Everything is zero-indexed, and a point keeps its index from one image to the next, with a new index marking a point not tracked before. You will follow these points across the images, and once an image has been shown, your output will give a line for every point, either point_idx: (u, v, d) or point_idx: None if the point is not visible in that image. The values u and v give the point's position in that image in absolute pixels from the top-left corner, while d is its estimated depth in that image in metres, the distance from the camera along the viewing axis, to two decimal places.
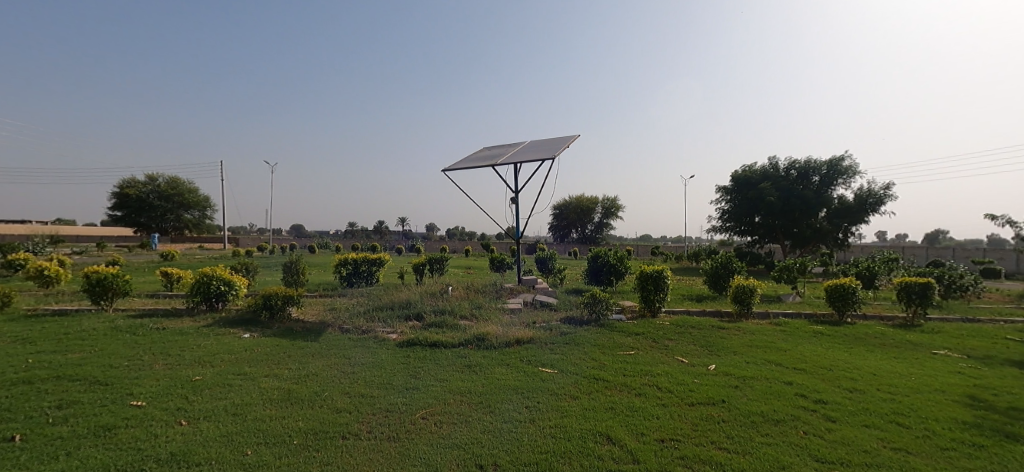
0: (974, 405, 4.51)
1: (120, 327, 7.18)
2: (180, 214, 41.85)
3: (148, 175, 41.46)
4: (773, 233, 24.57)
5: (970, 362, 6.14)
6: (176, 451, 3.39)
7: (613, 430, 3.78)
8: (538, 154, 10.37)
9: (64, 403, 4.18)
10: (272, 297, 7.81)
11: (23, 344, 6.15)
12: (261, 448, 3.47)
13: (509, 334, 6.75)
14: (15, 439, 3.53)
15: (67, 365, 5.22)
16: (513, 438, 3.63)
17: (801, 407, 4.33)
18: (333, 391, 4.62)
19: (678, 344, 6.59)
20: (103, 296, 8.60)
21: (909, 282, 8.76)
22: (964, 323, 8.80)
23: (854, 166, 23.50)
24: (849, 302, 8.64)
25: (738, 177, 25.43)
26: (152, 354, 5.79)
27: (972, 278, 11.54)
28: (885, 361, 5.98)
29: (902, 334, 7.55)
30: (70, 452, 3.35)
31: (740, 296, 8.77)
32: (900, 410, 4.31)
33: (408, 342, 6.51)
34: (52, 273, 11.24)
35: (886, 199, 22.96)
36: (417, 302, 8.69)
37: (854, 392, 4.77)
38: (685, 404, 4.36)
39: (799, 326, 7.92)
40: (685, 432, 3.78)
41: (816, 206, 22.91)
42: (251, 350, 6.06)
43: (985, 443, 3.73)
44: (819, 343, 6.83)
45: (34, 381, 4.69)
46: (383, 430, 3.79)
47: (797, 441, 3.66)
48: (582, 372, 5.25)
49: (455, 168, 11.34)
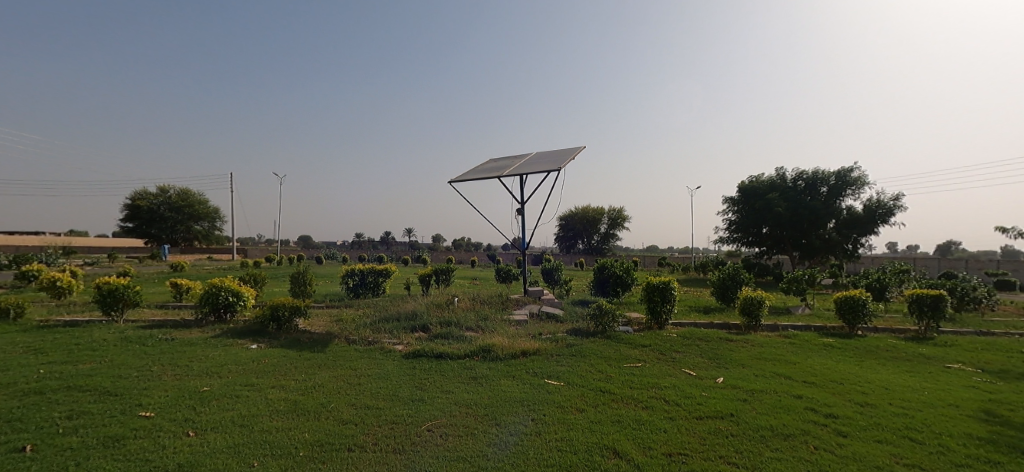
0: (989, 421, 4.42)
1: (130, 338, 7.24)
2: (190, 226, 42.41)
3: (160, 187, 42.05)
4: (782, 244, 24.47)
5: (985, 377, 6.02)
6: (184, 462, 3.42)
7: (620, 443, 3.75)
8: (544, 166, 10.42)
9: (74, 413, 4.23)
10: (280, 308, 7.91)
11: (35, 355, 6.21)
12: (267, 459, 3.48)
13: (515, 345, 6.72)
14: (26, 449, 3.56)
15: (78, 376, 5.29)
16: (519, 451, 3.62)
17: (811, 421, 4.29)
18: (339, 403, 4.63)
19: (686, 356, 6.53)
20: (114, 307, 8.70)
21: (920, 293, 8.65)
22: (978, 336, 8.68)
23: (864, 177, 23.31)
24: (859, 314, 8.53)
25: (746, 188, 25.25)
26: (161, 365, 5.83)
27: (986, 290, 11.36)
28: (897, 375, 5.89)
29: (915, 348, 7.44)
30: (78, 463, 3.38)
31: (748, 308, 8.70)
32: (913, 425, 4.24)
33: (414, 353, 6.53)
34: (64, 283, 11.39)
35: (896, 210, 22.74)
36: (423, 314, 8.71)
37: (866, 406, 4.70)
38: (693, 417, 4.32)
39: (809, 338, 7.85)
40: (693, 446, 3.74)
41: (825, 217, 22.72)
42: (258, 361, 6.10)
43: (1001, 459, 3.66)
44: (829, 356, 6.74)
45: (45, 392, 4.74)
46: (388, 442, 3.79)
47: (808, 456, 3.61)
48: (587, 384, 5.23)
49: (461, 179, 11.43)
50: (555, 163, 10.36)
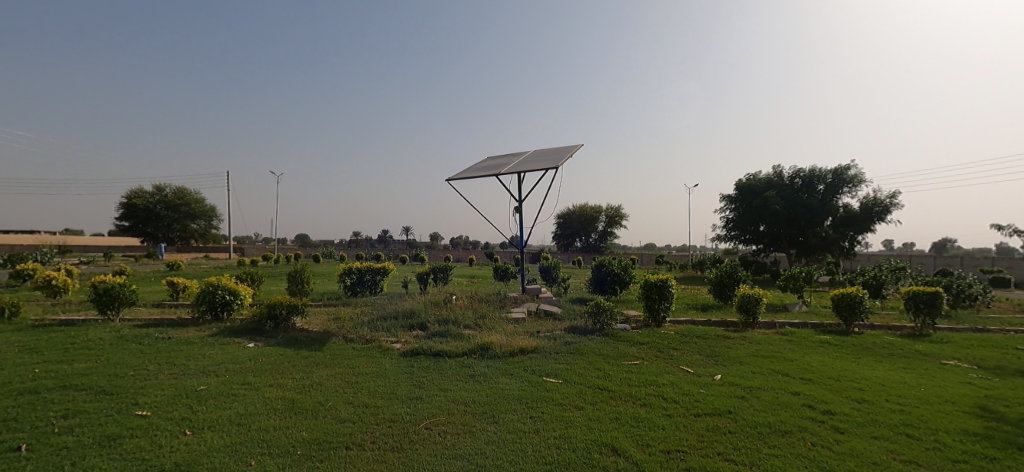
0: (985, 417, 4.44)
1: (126, 337, 7.20)
2: (186, 224, 42.22)
3: (156, 185, 41.88)
4: (779, 242, 24.52)
5: (981, 373, 6.04)
6: (180, 461, 3.40)
7: (618, 440, 3.75)
8: (543, 164, 10.37)
9: (70, 413, 4.19)
10: (277, 307, 7.88)
11: (29, 355, 6.17)
12: (264, 459, 3.46)
13: (513, 343, 6.71)
14: (21, 449, 3.54)
15: (73, 375, 5.25)
16: (517, 448, 3.62)
17: (809, 418, 4.29)
18: (337, 402, 4.60)
19: (684, 354, 6.54)
20: (110, 306, 8.64)
21: (917, 290, 8.68)
22: (973, 333, 8.72)
23: (860, 175, 23.38)
24: (856, 311, 8.55)
25: (744, 186, 25.30)
26: (158, 364, 5.80)
27: (981, 287, 11.40)
28: (894, 372, 5.90)
29: (912, 345, 7.46)
30: (74, 462, 3.36)
31: (746, 306, 8.71)
32: (910, 422, 4.25)
33: (412, 352, 6.51)
34: (60, 282, 11.32)
35: (892, 208, 22.83)
36: (421, 312, 8.71)
37: (862, 403, 4.72)
38: (691, 415, 4.32)
39: (806, 335, 7.88)
40: (691, 444, 3.74)
41: (822, 215, 22.79)
42: (256, 360, 6.08)
43: (997, 455, 3.67)
44: (826, 354, 6.76)
45: (40, 392, 4.71)
46: (386, 440, 3.78)
47: (805, 453, 3.61)
48: (586, 382, 5.22)
49: (460, 177, 11.41)
50: (554, 161, 10.33)
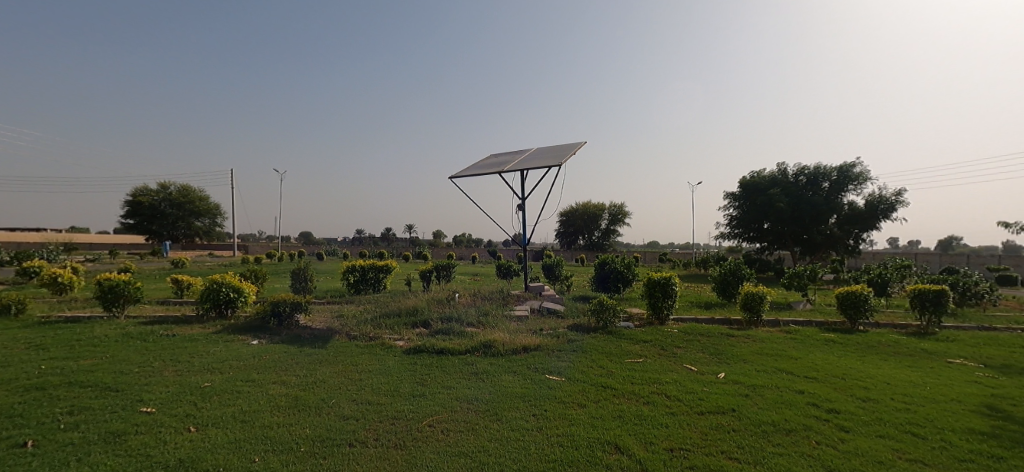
0: (991, 416, 4.42)
1: (131, 334, 7.24)
2: (191, 222, 42.47)
3: (161, 183, 42.17)
4: (783, 240, 24.40)
5: (988, 372, 6.00)
6: (185, 458, 3.41)
7: (621, 438, 3.74)
8: (546, 161, 10.34)
9: (75, 409, 4.22)
10: (281, 304, 7.90)
11: (36, 351, 6.21)
12: (268, 455, 3.47)
13: (516, 341, 6.71)
14: (28, 445, 3.56)
15: (79, 372, 5.28)
16: (521, 446, 3.62)
17: (814, 416, 4.28)
18: (341, 399, 4.62)
19: (688, 352, 6.52)
20: (116, 303, 8.69)
21: (922, 289, 8.62)
22: (980, 331, 8.67)
23: (865, 173, 23.23)
24: (860, 309, 8.50)
25: (747, 184, 25.20)
26: (162, 361, 5.82)
27: (987, 285, 11.31)
28: (899, 370, 5.87)
29: (918, 343, 7.43)
30: (80, 458, 3.38)
31: (750, 304, 8.67)
32: (915, 420, 4.23)
33: (415, 349, 6.51)
34: (66, 280, 11.40)
35: (897, 206, 22.66)
36: (424, 309, 8.71)
37: (867, 401, 4.70)
38: (695, 413, 4.31)
39: (811, 333, 7.85)
40: (694, 441, 3.73)
41: (826, 213, 22.65)
42: (259, 357, 6.09)
43: (1003, 454, 3.64)
44: (831, 352, 6.72)
45: (46, 388, 4.74)
46: (389, 437, 3.78)
47: (809, 451, 3.60)
48: (589, 380, 5.21)
49: (462, 175, 11.41)
50: (555, 158, 10.31)
